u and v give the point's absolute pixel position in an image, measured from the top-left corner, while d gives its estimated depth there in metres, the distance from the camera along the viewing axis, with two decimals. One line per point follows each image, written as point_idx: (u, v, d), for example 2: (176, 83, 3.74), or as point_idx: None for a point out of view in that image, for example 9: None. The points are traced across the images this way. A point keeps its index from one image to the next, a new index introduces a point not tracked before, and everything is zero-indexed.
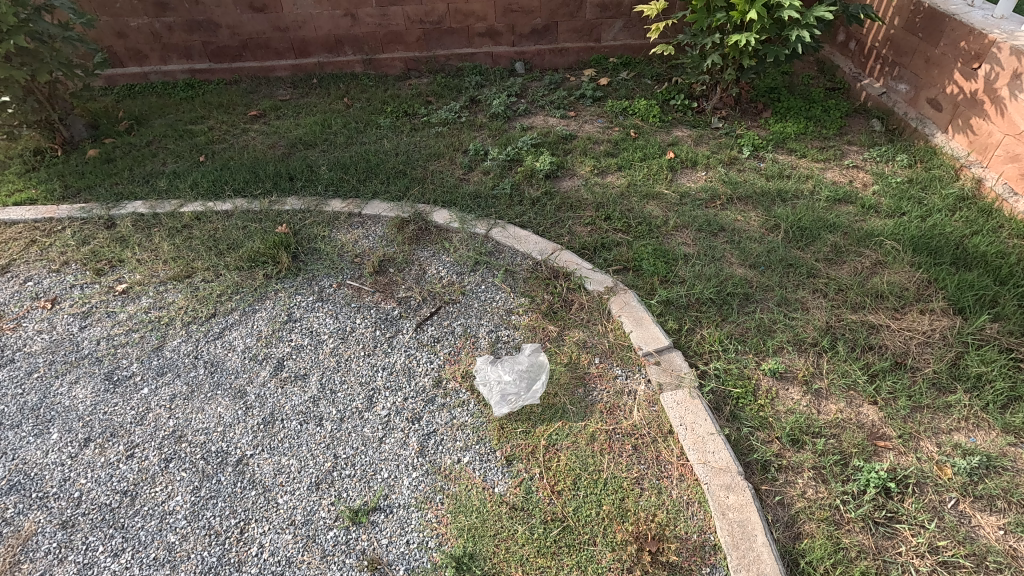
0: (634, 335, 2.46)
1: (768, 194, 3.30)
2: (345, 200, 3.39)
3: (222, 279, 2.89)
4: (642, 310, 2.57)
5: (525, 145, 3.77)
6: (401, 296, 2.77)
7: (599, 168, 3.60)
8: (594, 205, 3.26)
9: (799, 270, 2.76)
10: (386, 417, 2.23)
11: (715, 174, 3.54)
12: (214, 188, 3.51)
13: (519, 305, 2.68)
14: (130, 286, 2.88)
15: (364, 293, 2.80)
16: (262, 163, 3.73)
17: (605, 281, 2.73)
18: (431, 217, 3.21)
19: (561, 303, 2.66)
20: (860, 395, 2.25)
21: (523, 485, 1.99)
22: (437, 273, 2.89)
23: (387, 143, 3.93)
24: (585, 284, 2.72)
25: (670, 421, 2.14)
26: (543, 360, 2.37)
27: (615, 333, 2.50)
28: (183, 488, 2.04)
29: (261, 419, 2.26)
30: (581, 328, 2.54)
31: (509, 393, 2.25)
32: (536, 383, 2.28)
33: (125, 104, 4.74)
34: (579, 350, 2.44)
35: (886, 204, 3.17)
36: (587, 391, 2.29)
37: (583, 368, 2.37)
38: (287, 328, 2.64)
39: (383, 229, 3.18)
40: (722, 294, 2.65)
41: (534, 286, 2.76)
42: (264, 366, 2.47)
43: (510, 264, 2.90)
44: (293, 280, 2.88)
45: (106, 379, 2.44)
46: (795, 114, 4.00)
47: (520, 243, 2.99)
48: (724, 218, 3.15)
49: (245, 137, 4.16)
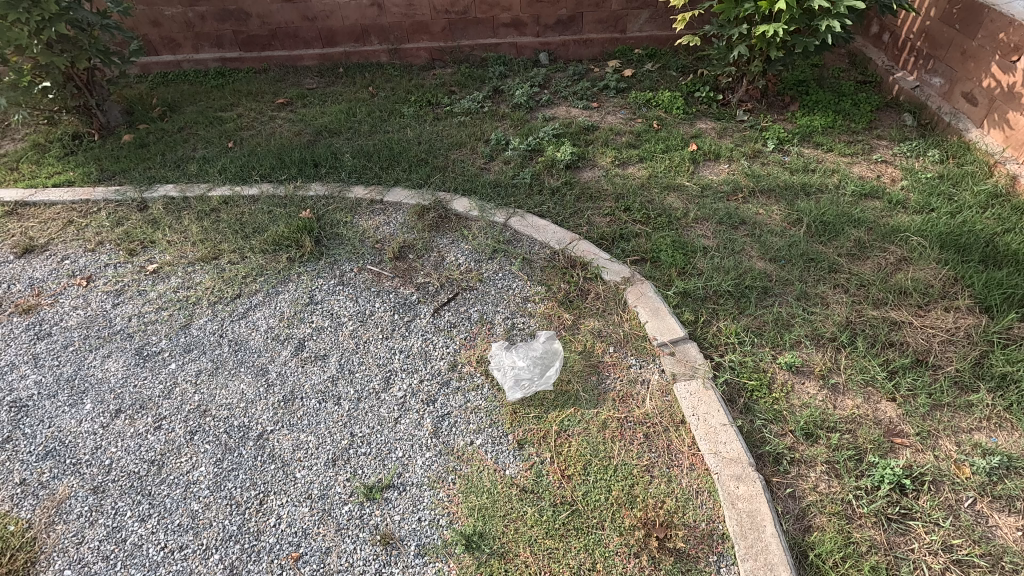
0: (649, 325, 2.47)
1: (792, 188, 3.26)
2: (368, 186, 3.45)
3: (247, 261, 2.97)
4: (659, 300, 2.57)
5: (547, 135, 3.79)
6: (419, 282, 2.81)
7: (621, 159, 3.59)
8: (614, 196, 3.27)
9: (820, 265, 2.74)
10: (402, 398, 2.28)
11: (738, 167, 3.49)
12: (242, 174, 3.59)
13: (535, 293, 2.70)
14: (160, 266, 2.98)
15: (383, 278, 2.85)
16: (288, 150, 3.81)
17: (622, 272, 2.74)
18: (451, 205, 3.25)
19: (577, 293, 2.67)
20: (878, 391, 2.22)
21: (533, 468, 2.01)
22: (455, 260, 2.92)
23: (410, 132, 3.98)
24: (601, 274, 2.73)
25: (682, 411, 2.15)
26: (557, 353, 2.36)
27: (629, 324, 2.51)
28: (206, 460, 2.12)
29: (281, 397, 2.33)
30: (596, 316, 2.55)
31: (530, 381, 2.26)
32: (547, 375, 2.28)
33: (158, 91, 4.88)
34: (594, 339, 2.46)
35: (913, 200, 3.10)
36: (600, 379, 2.30)
37: (597, 357, 2.39)
38: (308, 309, 2.70)
39: (404, 216, 3.23)
40: (741, 287, 2.65)
41: (551, 275, 2.77)
42: (285, 346, 2.54)
43: (529, 253, 2.92)
44: (316, 264, 2.94)
45: (137, 354, 2.55)
46: (823, 107, 3.93)
47: (539, 232, 3.01)
48: (745, 211, 3.13)
49: (272, 124, 4.25)
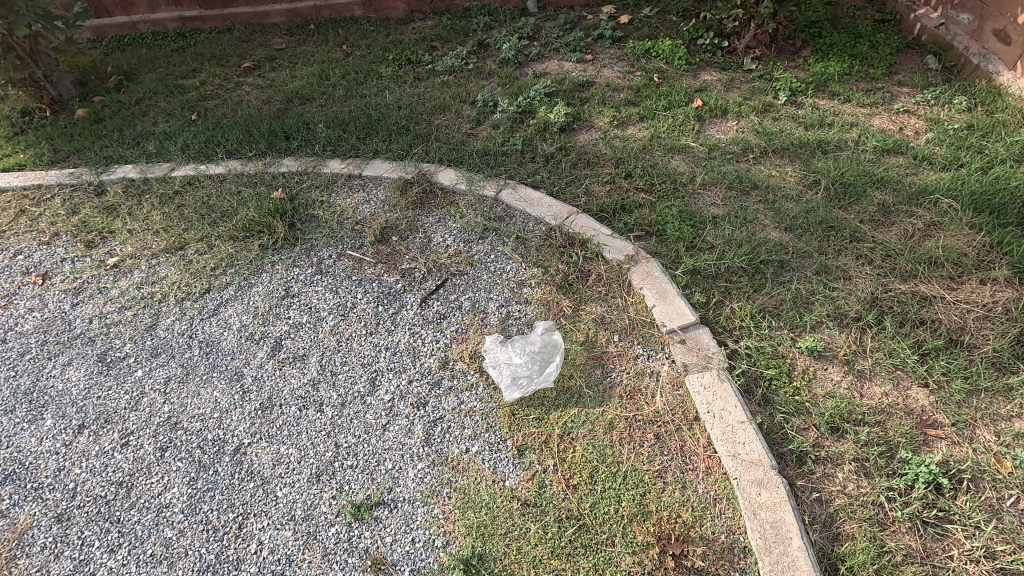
0: (656, 310, 2.26)
1: (807, 145, 2.98)
2: (345, 160, 3.16)
3: (215, 251, 2.71)
4: (667, 281, 2.35)
5: (538, 94, 3.45)
6: (404, 268, 2.57)
7: (620, 119, 3.28)
8: (613, 162, 2.99)
9: (841, 233, 2.51)
10: (390, 402, 2.09)
11: (747, 123, 3.20)
12: (206, 149, 3.28)
13: (531, 276, 2.47)
14: (121, 259, 2.72)
15: (365, 264, 2.61)
16: (257, 120, 3.49)
17: (625, 249, 2.50)
18: (436, 178, 2.97)
19: (577, 275, 2.45)
20: (909, 376, 2.03)
21: (535, 479, 1.84)
22: (443, 241, 2.68)
23: (389, 95, 3.64)
24: (602, 252, 2.50)
25: (696, 408, 1.97)
26: (558, 350, 2.14)
27: (635, 309, 2.30)
28: (179, 480, 1.95)
29: (258, 405, 2.13)
30: (598, 301, 2.34)
31: (532, 375, 2.06)
32: (546, 371, 2.07)
33: (114, 57, 4.47)
34: (597, 327, 2.25)
35: (941, 155, 2.84)
36: (605, 373, 2.11)
37: (601, 347, 2.19)
38: (284, 304, 2.47)
39: (386, 192, 2.96)
40: (755, 262, 2.43)
41: (547, 255, 2.54)
42: (261, 346, 2.33)
43: (523, 230, 2.67)
44: (290, 251, 2.70)
45: (100, 361, 2.33)
46: (838, 52, 3.59)
47: (533, 206, 2.75)
48: (756, 174, 2.87)
49: (239, 91, 3.89)
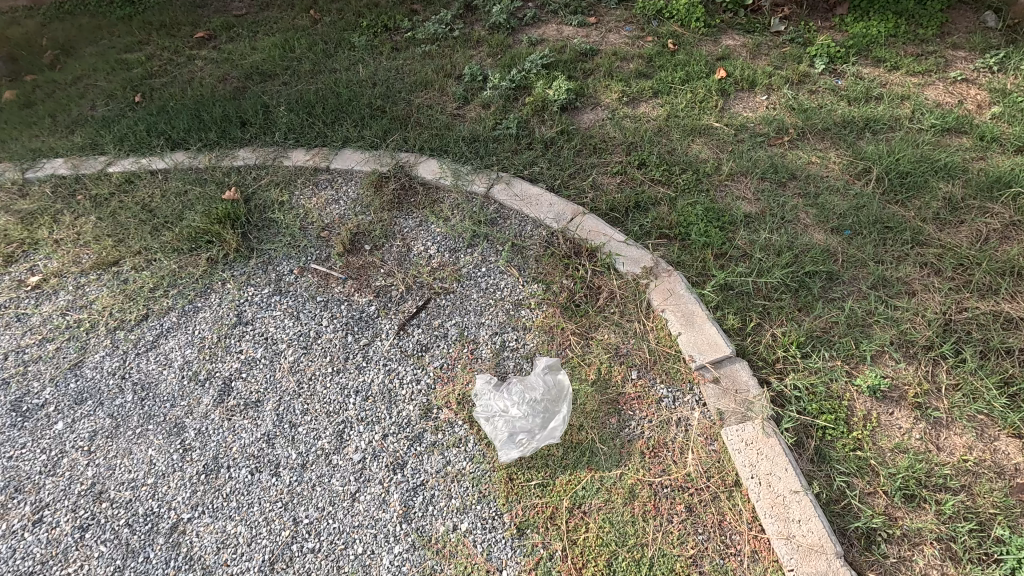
0: (682, 339, 1.87)
1: (853, 124, 2.52)
2: (310, 150, 2.69)
3: (155, 266, 2.28)
4: (694, 303, 1.94)
5: (535, 66, 2.95)
6: (379, 286, 2.16)
7: (630, 95, 2.80)
8: (624, 148, 2.54)
9: (900, 235, 2.09)
10: (360, 464, 1.72)
11: (779, 97, 2.72)
12: (148, 138, 2.80)
13: (530, 295, 2.07)
14: (45, 278, 2.30)
15: (332, 281, 2.20)
16: (208, 102, 3.00)
17: (641, 259, 2.08)
18: (416, 171, 2.52)
19: (585, 293, 2.04)
20: (996, 423, 1.66)
21: (540, 568, 1.49)
22: (425, 250, 2.26)
23: (362, 69, 3.13)
24: (615, 263, 2.08)
25: (735, 470, 1.60)
26: (564, 397, 1.74)
27: (656, 337, 1.91)
28: (101, 570, 1.57)
29: (201, 468, 1.76)
30: (611, 327, 1.95)
31: (534, 432, 1.68)
32: (552, 426, 1.69)
33: (50, 28, 3.92)
34: (610, 361, 1.86)
35: (1013, 134, 2.39)
36: (622, 422, 1.74)
37: (616, 388, 1.81)
38: (235, 334, 2.07)
39: (358, 190, 2.51)
40: (799, 275, 2.02)
41: (549, 268, 2.13)
42: (206, 390, 1.93)
43: (519, 236, 2.25)
44: (244, 265, 2.27)
45: (13, 411, 1.94)
46: (881, 9, 3.09)
47: (530, 206, 2.32)
48: (794, 160, 2.42)
49: (190, 66, 3.38)
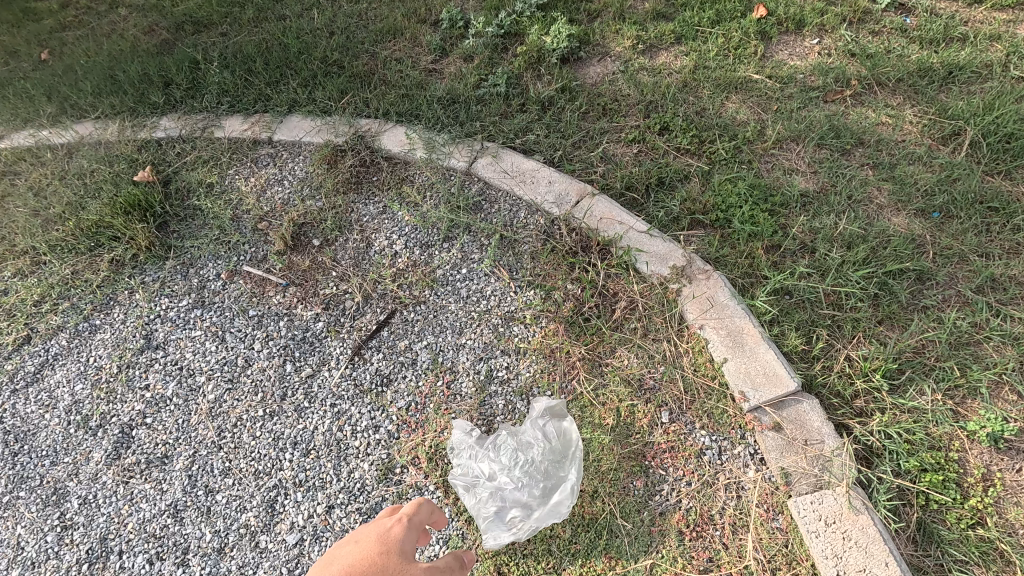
0: (728, 367, 1.40)
1: (936, 71, 1.95)
2: (248, 117, 2.15)
3: (44, 271, 1.78)
4: (743, 317, 1.45)
5: (528, 6, 2.30)
6: (330, 296, 1.68)
7: (647, 42, 2.20)
8: (641, 107, 2.00)
9: (1008, 220, 1.59)
10: (295, 551, 1.29)
11: (834, 40, 2.12)
12: (48, 104, 2.26)
13: (525, 306, 1.59)
14: None
15: (269, 289, 1.71)
16: (124, 56, 2.42)
17: (669, 254, 1.59)
18: (379, 141, 2.00)
19: (596, 303, 1.55)
20: None
21: None
22: (389, 246, 1.77)
23: (314, 14, 2.48)
24: (636, 261, 1.59)
25: (813, 562, 1.16)
26: (571, 455, 1.27)
27: (693, 363, 1.43)
28: None
29: (84, 555, 1.32)
30: (632, 350, 1.47)
31: (528, 508, 1.22)
32: (554, 499, 1.23)
33: None
34: (631, 399, 1.40)
35: None
36: (651, 487, 1.29)
37: (641, 437, 1.35)
38: (141, 362, 1.59)
39: (306, 167, 1.99)
40: (880, 274, 1.52)
41: (549, 268, 1.64)
42: (97, 441, 1.47)
43: (509, 225, 1.75)
44: (159, 269, 1.78)
45: None
46: None
47: (524, 186, 1.82)
48: (859, 120, 1.88)
49: (108, 12, 2.76)
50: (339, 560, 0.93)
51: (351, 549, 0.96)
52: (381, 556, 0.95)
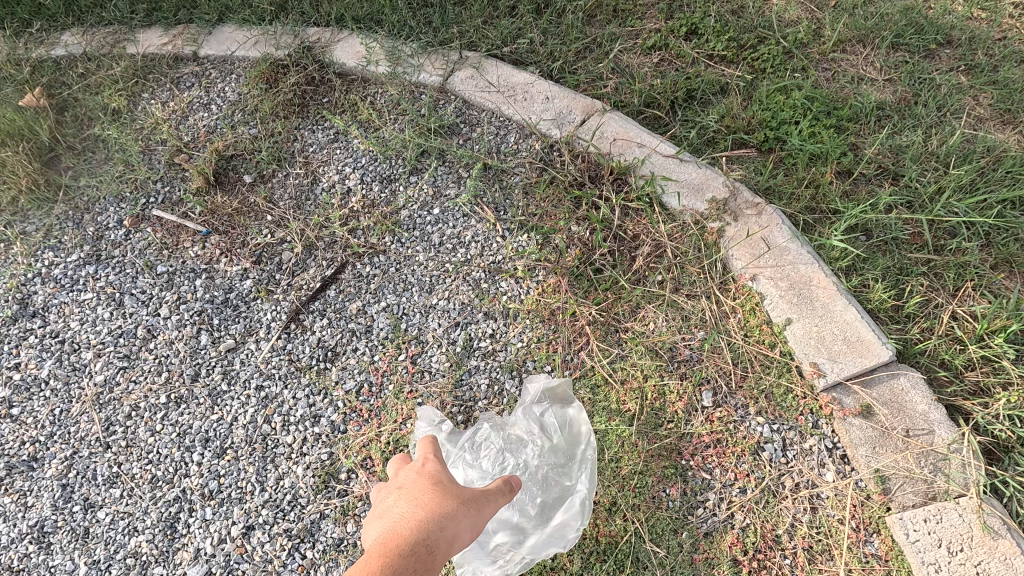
0: (795, 333, 1.02)
1: None
2: (167, 28, 1.64)
3: None
4: (808, 262, 1.07)
5: None
6: (262, 247, 1.29)
7: None
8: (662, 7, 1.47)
9: None
10: None
11: None
12: None
13: (515, 256, 1.20)
14: None
15: (184, 240, 1.32)
16: None
17: (705, 181, 1.19)
18: (331, 54, 1.52)
19: (610, 249, 1.17)
20: None
21: None
22: (341, 183, 1.37)
23: None
24: (661, 193, 1.20)
25: None
26: (580, 457, 0.91)
27: (741, 325, 1.06)
28: None
29: None
30: (659, 310, 1.10)
31: (521, 531, 0.88)
32: (556, 518, 0.88)
33: None
34: (660, 376, 1.03)
35: None
36: (690, 497, 0.94)
37: (675, 430, 0.99)
38: (11, 336, 1.22)
39: (238, 89, 1.56)
40: (993, 204, 1.13)
41: (547, 206, 1.25)
42: None
43: (495, 151, 1.35)
44: (45, 217, 1.38)
45: None
46: None
47: (514, 101, 1.39)
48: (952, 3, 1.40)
49: None
50: (393, 505, 0.70)
51: (399, 489, 0.73)
52: (441, 487, 0.73)
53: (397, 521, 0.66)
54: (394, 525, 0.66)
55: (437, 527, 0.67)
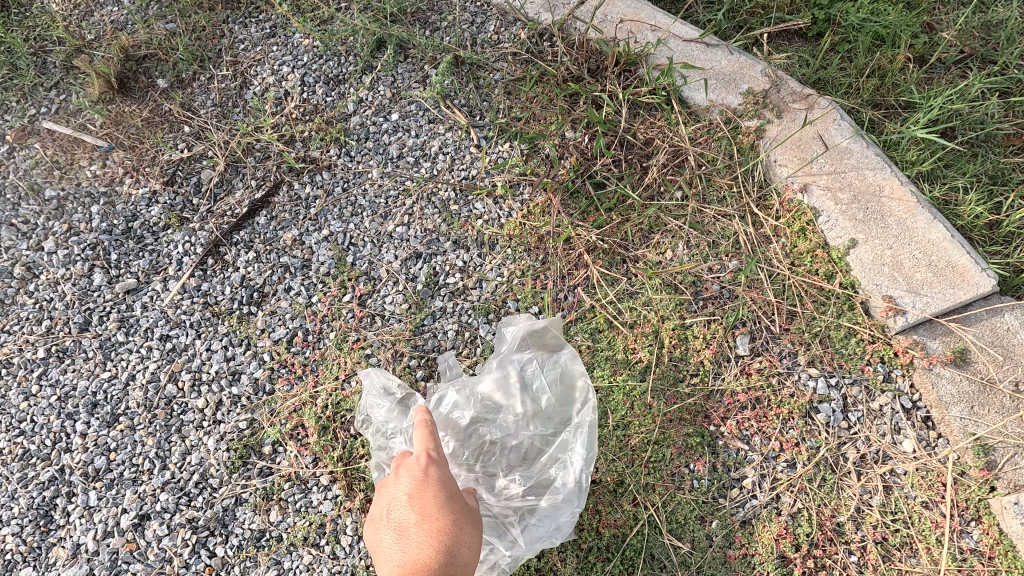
0: (860, 256, 0.77)
1: None
2: None
3: None
4: (878, 165, 0.81)
5: None
6: (177, 165, 1.02)
7: None
8: None
9: None
10: None
11: None
12: None
13: (493, 169, 0.94)
14: None
15: (81, 158, 1.05)
16: None
17: (740, 66, 0.92)
18: None
19: (615, 158, 0.91)
20: None
21: None
22: (277, 85, 1.09)
23: None
24: (683, 84, 0.93)
25: None
26: (572, 420, 0.68)
27: (789, 250, 0.81)
28: None
29: None
30: (678, 233, 0.85)
31: (502, 525, 0.66)
32: (546, 503, 0.66)
33: None
34: (681, 318, 0.79)
35: None
36: (721, 474, 0.71)
37: (701, 385, 0.75)
38: None
39: None
40: None
41: (535, 107, 0.98)
42: None
43: (470, 41, 1.06)
44: None
45: None
46: None
47: None
48: None
49: None
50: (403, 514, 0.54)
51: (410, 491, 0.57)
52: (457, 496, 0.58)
53: (415, 544, 0.51)
54: (414, 551, 0.50)
55: (460, 554, 0.52)
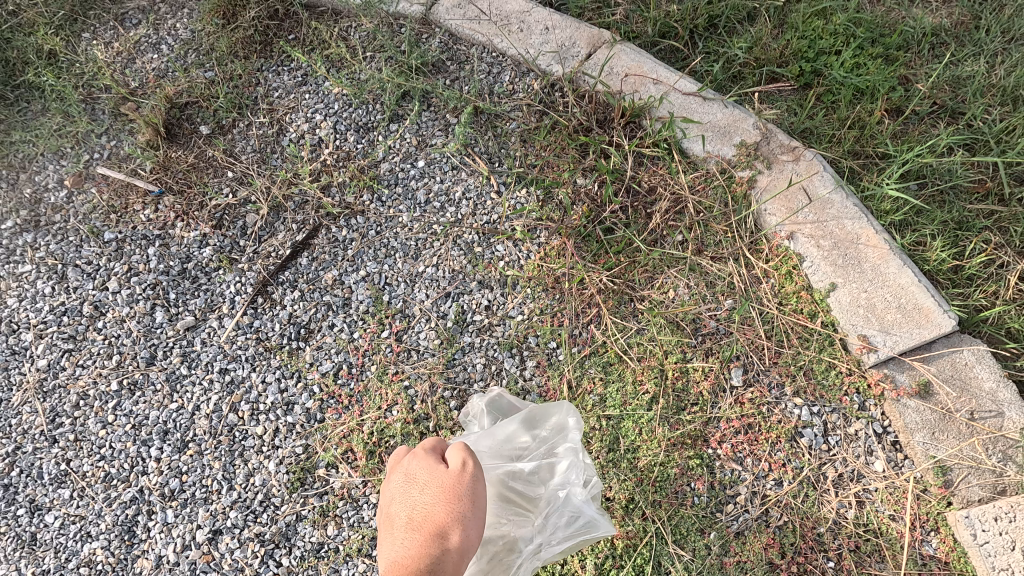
0: (841, 299, 0.88)
1: None
2: None
3: None
4: (856, 215, 0.92)
5: None
6: (222, 209, 1.12)
7: None
8: None
9: None
10: None
11: None
12: None
13: (512, 214, 1.04)
14: None
15: (134, 202, 1.15)
16: None
17: (734, 121, 1.02)
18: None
19: (623, 204, 1.01)
20: None
21: None
22: (310, 133, 1.19)
23: None
24: (683, 137, 1.03)
25: None
26: (568, 448, 0.75)
27: (777, 292, 0.91)
28: None
29: None
30: (680, 275, 0.95)
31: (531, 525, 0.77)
32: (552, 521, 0.73)
33: None
34: (682, 353, 0.90)
35: None
36: (716, 492, 0.83)
37: (699, 414, 0.86)
38: None
39: (192, 25, 1.35)
40: None
41: (548, 155, 1.08)
42: None
43: (489, 92, 1.16)
44: None
45: None
46: None
47: (509, 32, 1.19)
48: None
49: None
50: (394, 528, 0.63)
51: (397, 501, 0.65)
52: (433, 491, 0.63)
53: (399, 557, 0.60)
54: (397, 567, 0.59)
55: (439, 553, 0.59)
